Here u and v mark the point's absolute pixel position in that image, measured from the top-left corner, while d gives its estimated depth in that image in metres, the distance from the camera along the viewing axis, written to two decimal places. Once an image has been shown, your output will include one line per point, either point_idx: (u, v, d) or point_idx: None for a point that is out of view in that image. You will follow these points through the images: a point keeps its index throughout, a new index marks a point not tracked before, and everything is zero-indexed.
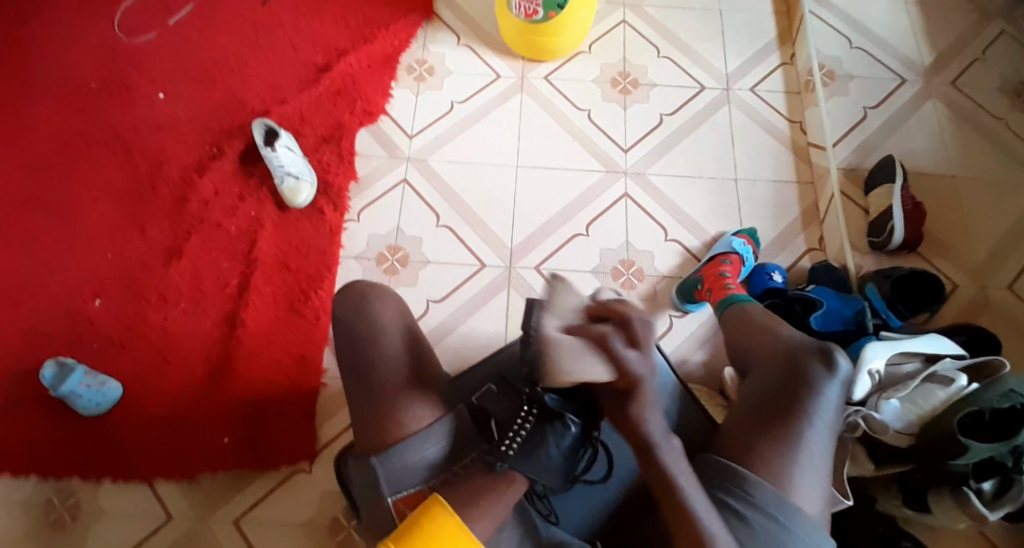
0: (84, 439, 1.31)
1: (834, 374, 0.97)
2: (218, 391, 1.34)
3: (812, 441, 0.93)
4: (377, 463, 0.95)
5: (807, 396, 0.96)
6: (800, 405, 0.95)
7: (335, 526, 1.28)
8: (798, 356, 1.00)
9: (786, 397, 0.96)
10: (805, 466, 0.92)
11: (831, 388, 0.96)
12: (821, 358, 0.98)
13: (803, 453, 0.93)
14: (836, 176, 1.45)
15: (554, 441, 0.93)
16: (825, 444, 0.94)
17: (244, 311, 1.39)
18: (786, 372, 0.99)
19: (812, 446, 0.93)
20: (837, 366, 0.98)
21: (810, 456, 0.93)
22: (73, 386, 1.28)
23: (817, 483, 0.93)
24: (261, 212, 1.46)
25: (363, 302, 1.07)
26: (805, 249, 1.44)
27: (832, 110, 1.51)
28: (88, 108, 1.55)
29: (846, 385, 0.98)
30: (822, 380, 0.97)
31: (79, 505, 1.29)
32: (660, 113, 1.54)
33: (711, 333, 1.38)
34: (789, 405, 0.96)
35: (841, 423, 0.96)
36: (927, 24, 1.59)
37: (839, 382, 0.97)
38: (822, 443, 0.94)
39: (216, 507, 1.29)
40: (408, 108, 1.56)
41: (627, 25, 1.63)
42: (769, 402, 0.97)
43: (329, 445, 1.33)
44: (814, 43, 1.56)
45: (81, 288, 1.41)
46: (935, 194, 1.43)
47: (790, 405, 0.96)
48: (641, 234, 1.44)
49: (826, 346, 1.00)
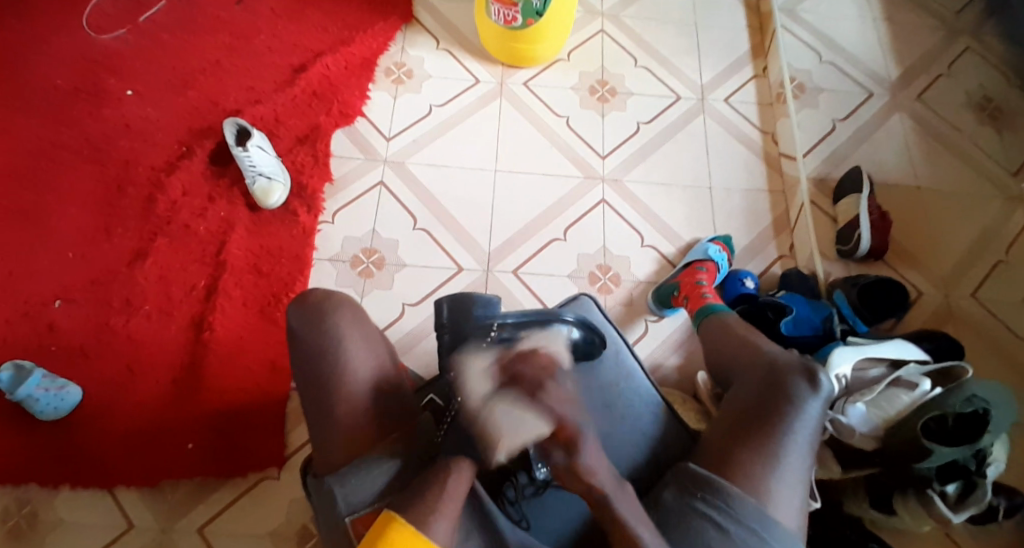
0: (40, 447, 1.26)
1: (817, 392, 0.98)
2: (184, 397, 1.30)
3: (793, 454, 0.95)
4: (333, 483, 0.94)
5: (789, 411, 0.97)
6: (782, 420, 0.96)
7: (303, 534, 1.25)
8: (782, 373, 1.01)
9: (769, 412, 0.97)
10: (785, 479, 0.93)
11: (812, 405, 0.97)
12: (805, 375, 0.99)
13: (783, 466, 0.94)
14: (806, 187, 1.49)
15: (500, 420, 0.95)
16: (804, 458, 0.95)
17: (213, 314, 1.35)
18: (768, 386, 1.00)
19: (793, 457, 0.95)
20: (820, 383, 0.99)
21: (789, 470, 0.94)
22: (32, 389, 1.22)
23: (794, 494, 0.94)
24: (233, 214, 1.43)
25: (319, 311, 1.01)
26: (776, 256, 1.47)
27: (803, 122, 1.55)
28: (53, 104, 1.51)
29: (827, 402, 0.99)
30: (805, 396, 0.98)
31: (35, 515, 1.23)
32: (637, 121, 1.56)
33: (685, 339, 1.39)
34: (771, 418, 0.97)
35: (820, 438, 0.97)
36: (894, 42, 1.64)
37: (822, 400, 0.98)
38: (800, 455, 0.95)
39: (178, 517, 1.24)
40: (386, 111, 1.54)
41: (606, 34, 1.65)
42: (749, 417, 0.98)
43: (297, 453, 1.30)
44: (786, 57, 1.60)
45: (43, 288, 1.36)
46: (903, 205, 1.48)
47: (772, 418, 0.97)
48: (618, 240, 1.46)
49: (809, 363, 1.01)
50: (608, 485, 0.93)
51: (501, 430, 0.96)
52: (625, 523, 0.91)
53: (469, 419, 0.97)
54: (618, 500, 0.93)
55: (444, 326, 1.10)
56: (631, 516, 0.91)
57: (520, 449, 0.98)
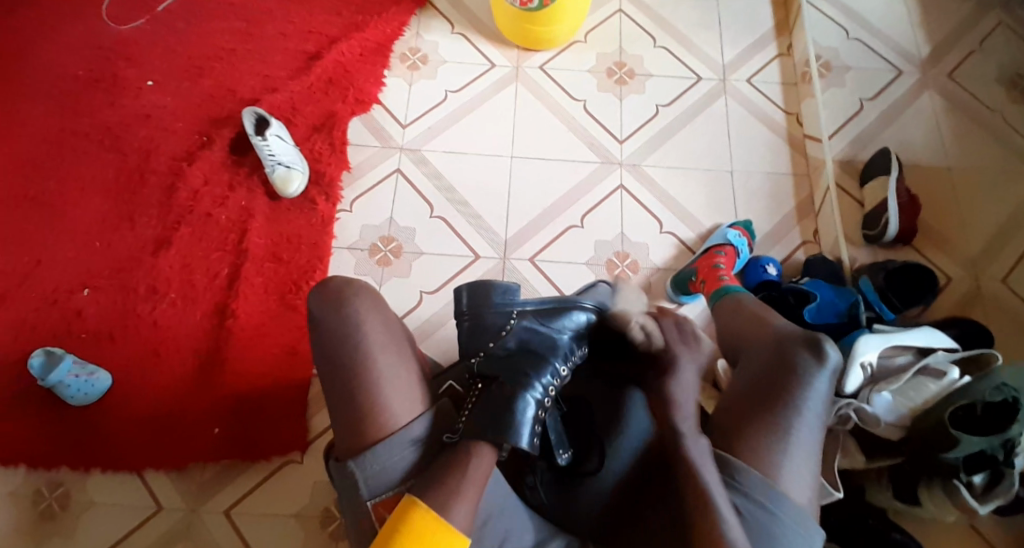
0: (73, 431, 1.30)
1: (822, 363, 0.96)
2: (209, 383, 1.33)
3: (799, 427, 0.93)
4: (355, 467, 0.95)
5: (794, 385, 0.95)
6: (790, 392, 0.95)
7: (326, 516, 1.27)
8: (788, 345, 0.99)
9: (775, 384, 0.96)
10: (792, 452, 0.92)
11: (819, 376, 0.95)
12: (809, 347, 0.98)
13: (789, 438, 0.93)
14: (831, 168, 1.45)
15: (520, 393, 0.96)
16: (813, 429, 0.94)
17: (235, 302, 1.37)
18: (776, 359, 0.99)
19: (801, 433, 0.93)
20: (826, 355, 0.97)
21: (796, 443, 0.93)
22: (62, 375, 1.26)
23: (805, 468, 0.93)
24: (252, 202, 1.44)
25: (339, 297, 1.02)
26: (799, 242, 1.44)
27: (828, 102, 1.51)
28: (76, 95, 1.53)
29: (835, 374, 0.97)
30: (811, 368, 0.96)
31: (69, 495, 1.27)
32: (657, 104, 1.53)
33: (705, 325, 1.37)
34: (777, 390, 0.96)
35: (828, 411, 0.95)
36: (925, 17, 1.58)
37: (828, 371, 0.96)
38: (807, 428, 0.93)
39: (206, 499, 1.27)
40: (402, 97, 1.54)
41: (624, 14, 1.62)
42: (756, 389, 0.97)
43: (320, 437, 1.32)
44: (811, 34, 1.55)
45: (71, 277, 1.39)
46: (933, 186, 1.43)
47: (777, 390, 0.95)
48: (637, 225, 1.44)
49: (815, 335, 0.99)
50: (687, 430, 0.96)
51: (516, 411, 0.96)
52: (694, 463, 0.92)
53: (491, 401, 0.97)
54: (691, 443, 0.94)
55: (464, 314, 1.07)
56: (699, 457, 0.92)
57: (538, 431, 0.97)
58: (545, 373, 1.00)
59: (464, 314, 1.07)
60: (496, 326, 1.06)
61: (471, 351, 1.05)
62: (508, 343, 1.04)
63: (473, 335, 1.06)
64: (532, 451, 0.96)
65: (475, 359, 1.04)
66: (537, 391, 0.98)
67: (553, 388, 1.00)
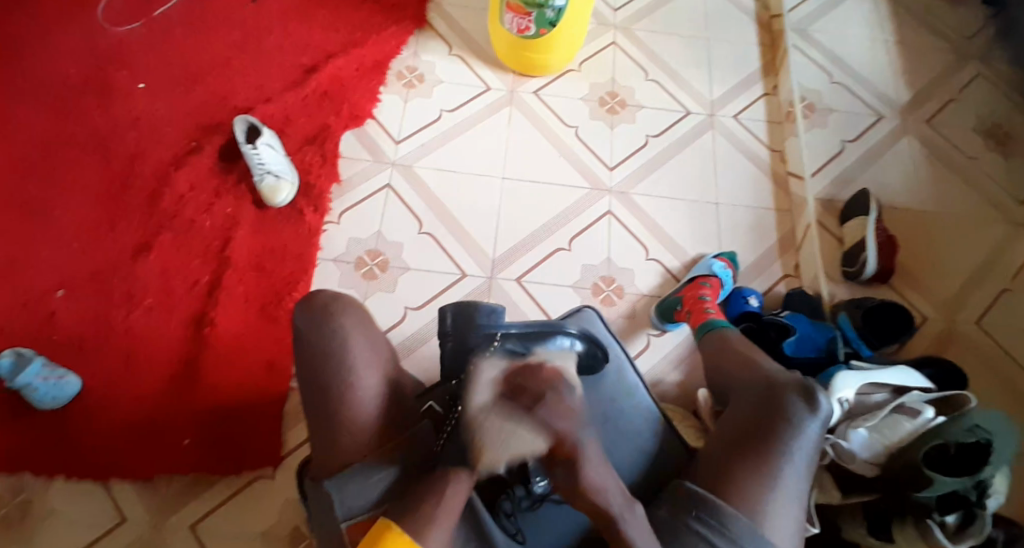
0: (36, 435, 1.25)
1: (815, 412, 0.97)
2: (181, 391, 1.29)
3: (789, 475, 0.94)
4: (331, 488, 0.93)
5: (785, 431, 0.96)
6: (782, 440, 0.95)
7: (295, 537, 1.24)
8: (781, 391, 1.01)
9: (767, 431, 0.97)
10: (781, 499, 0.93)
11: (811, 425, 0.97)
12: (802, 395, 0.99)
13: (779, 485, 0.93)
14: (813, 207, 1.48)
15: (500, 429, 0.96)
16: (801, 476, 0.95)
17: (215, 310, 1.35)
18: (768, 405, 1.00)
19: (790, 480, 0.94)
20: (818, 404, 0.99)
21: (785, 490, 0.93)
22: (30, 378, 1.21)
23: (790, 514, 0.94)
24: (239, 210, 1.43)
25: (327, 311, 1.00)
26: (780, 276, 1.46)
27: (811, 142, 1.56)
28: (64, 94, 1.51)
29: (825, 424, 0.98)
30: (803, 416, 0.97)
31: (28, 503, 1.22)
32: (646, 134, 1.56)
33: (686, 354, 1.39)
34: (768, 437, 0.96)
35: (817, 459, 0.97)
36: (905, 66, 1.64)
37: (821, 421, 0.97)
38: (796, 477, 0.94)
39: (171, 513, 1.23)
40: (396, 114, 1.55)
41: (617, 46, 1.66)
42: (746, 435, 0.97)
43: (294, 452, 1.29)
44: (796, 77, 1.61)
45: (46, 277, 1.36)
46: (908, 229, 1.47)
47: (768, 435, 0.96)
48: (623, 252, 1.45)
49: (809, 384, 1.01)
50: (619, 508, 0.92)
51: (500, 444, 0.95)
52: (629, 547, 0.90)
53: (475, 426, 0.97)
54: (626, 522, 0.92)
55: (448, 335, 1.07)
56: (637, 541, 0.91)
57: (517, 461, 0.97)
58: (523, 409, 0.98)
59: (447, 336, 1.07)
60: (479, 347, 1.03)
61: (454, 373, 1.06)
62: (487, 371, 1.03)
63: (456, 357, 1.06)
64: (509, 476, 0.98)
65: (456, 383, 1.05)
66: (518, 424, 0.97)
67: None
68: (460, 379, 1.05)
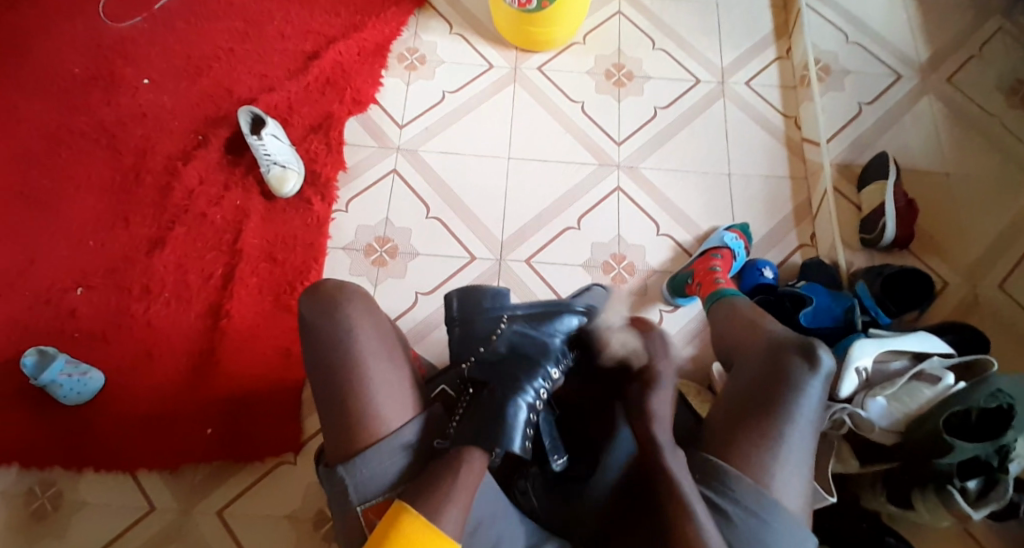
0: (66, 429, 1.29)
1: (815, 370, 0.95)
2: (200, 382, 1.32)
3: (794, 436, 0.93)
4: (345, 473, 0.94)
5: (787, 392, 0.94)
6: (783, 401, 0.94)
7: (320, 518, 1.27)
8: (781, 351, 0.99)
9: (768, 393, 0.95)
10: (786, 461, 0.92)
11: (812, 384, 0.95)
12: (802, 353, 0.97)
13: (782, 447, 0.92)
14: (829, 173, 1.44)
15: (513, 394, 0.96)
16: (806, 435, 0.94)
17: (229, 302, 1.37)
18: (769, 365, 0.98)
19: (794, 440, 0.93)
20: (819, 361, 0.96)
21: (789, 452, 0.92)
22: (54, 376, 1.25)
23: (798, 474, 0.93)
24: (247, 202, 1.44)
25: (334, 300, 1.00)
26: (796, 245, 1.43)
27: (827, 106, 1.51)
28: (71, 93, 1.52)
29: (828, 380, 0.96)
30: (803, 375, 0.95)
31: (61, 495, 1.27)
32: (655, 106, 1.53)
33: (700, 330, 1.37)
34: (770, 399, 0.95)
35: (822, 418, 0.95)
36: (925, 23, 1.57)
37: (822, 379, 0.95)
38: (801, 437, 0.93)
39: (198, 500, 1.27)
40: (399, 97, 1.53)
41: (623, 16, 1.62)
42: (749, 399, 0.96)
43: (314, 439, 1.32)
44: (810, 37, 1.55)
45: (66, 276, 1.38)
46: (926, 193, 1.43)
47: (769, 397, 0.95)
48: (633, 228, 1.43)
49: (808, 340, 0.98)
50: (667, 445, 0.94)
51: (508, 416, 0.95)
52: (683, 494, 0.89)
53: (482, 409, 0.96)
54: (673, 463, 0.93)
55: (455, 319, 1.09)
56: (688, 487, 0.90)
57: (530, 434, 0.97)
58: (537, 378, 0.99)
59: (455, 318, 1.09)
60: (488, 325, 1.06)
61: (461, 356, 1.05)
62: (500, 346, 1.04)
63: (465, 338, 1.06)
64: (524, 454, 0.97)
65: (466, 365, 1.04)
66: (529, 396, 0.97)
67: (545, 391, 1.00)
68: (471, 358, 1.04)
